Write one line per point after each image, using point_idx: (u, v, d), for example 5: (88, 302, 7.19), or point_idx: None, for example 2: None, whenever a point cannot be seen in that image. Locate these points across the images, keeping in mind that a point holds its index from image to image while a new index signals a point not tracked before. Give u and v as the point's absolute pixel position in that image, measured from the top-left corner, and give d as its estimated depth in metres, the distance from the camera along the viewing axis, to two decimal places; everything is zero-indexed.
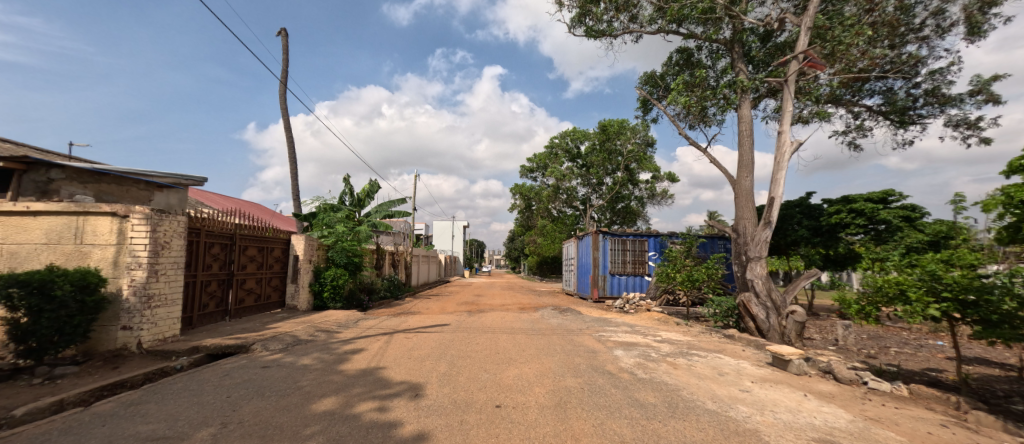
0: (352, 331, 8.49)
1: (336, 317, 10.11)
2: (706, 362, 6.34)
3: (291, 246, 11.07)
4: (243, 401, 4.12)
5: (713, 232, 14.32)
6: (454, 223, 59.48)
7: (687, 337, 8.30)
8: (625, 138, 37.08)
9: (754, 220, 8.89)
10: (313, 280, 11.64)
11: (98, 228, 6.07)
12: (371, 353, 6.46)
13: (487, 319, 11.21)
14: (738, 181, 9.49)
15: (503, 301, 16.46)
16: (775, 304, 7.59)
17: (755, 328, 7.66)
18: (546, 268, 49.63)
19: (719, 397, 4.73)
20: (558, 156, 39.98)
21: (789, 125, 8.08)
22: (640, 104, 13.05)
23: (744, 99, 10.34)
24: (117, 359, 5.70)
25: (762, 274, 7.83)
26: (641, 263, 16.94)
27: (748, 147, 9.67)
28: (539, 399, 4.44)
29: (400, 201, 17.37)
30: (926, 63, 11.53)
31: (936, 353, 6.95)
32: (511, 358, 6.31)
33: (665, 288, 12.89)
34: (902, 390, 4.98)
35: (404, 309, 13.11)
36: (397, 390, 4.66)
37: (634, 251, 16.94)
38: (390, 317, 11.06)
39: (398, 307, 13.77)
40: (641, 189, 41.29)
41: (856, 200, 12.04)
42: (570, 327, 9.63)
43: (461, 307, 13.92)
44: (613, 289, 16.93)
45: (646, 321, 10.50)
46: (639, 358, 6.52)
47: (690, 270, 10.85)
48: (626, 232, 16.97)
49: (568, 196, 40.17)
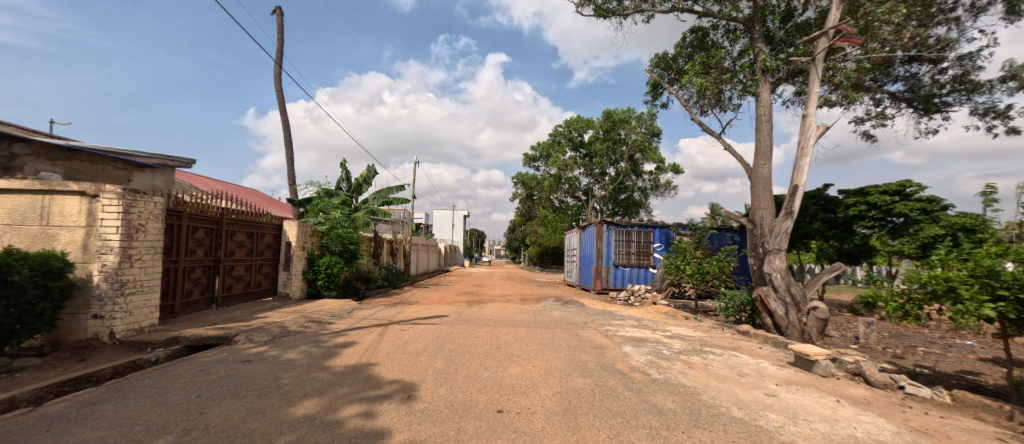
0: (345, 321, 8.05)
1: (329, 306, 9.67)
2: (723, 361, 5.88)
3: (283, 232, 10.59)
4: (213, 403, 3.66)
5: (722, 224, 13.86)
6: (455, 212, 58.98)
7: (699, 333, 7.83)
8: (629, 128, 36.47)
9: (771, 210, 8.39)
10: (307, 268, 11.16)
11: (66, 208, 5.61)
12: (361, 347, 6.01)
13: (487, 310, 10.78)
14: (756, 168, 8.99)
15: (503, 292, 16.04)
16: (795, 299, 7.10)
17: (772, 324, 7.19)
18: (547, 259, 49.28)
19: (743, 402, 4.26)
20: (561, 144, 39.36)
21: (814, 109, 7.51)
22: (650, 88, 12.46)
23: (764, 82, 9.73)
24: (86, 351, 5.23)
25: (781, 267, 7.34)
26: (646, 255, 16.47)
27: (766, 133, 9.13)
28: (546, 402, 3.98)
29: (399, 187, 16.83)
30: (955, 47, 10.93)
31: (967, 354, 6.48)
32: (513, 354, 5.85)
33: (672, 280, 12.46)
34: (943, 397, 4.52)
35: (401, 299, 12.67)
36: (388, 390, 4.20)
37: (639, 242, 16.47)
38: (387, 307, 10.61)
39: (395, 297, 13.33)
40: (644, 180, 40.80)
41: (872, 192, 11.31)
42: (574, 320, 9.19)
43: (460, 298, 13.49)
44: (617, 281, 16.47)
45: (653, 315, 10.05)
46: (651, 356, 6.05)
47: (700, 262, 10.36)
48: (631, 223, 16.53)
49: (570, 186, 39.83)
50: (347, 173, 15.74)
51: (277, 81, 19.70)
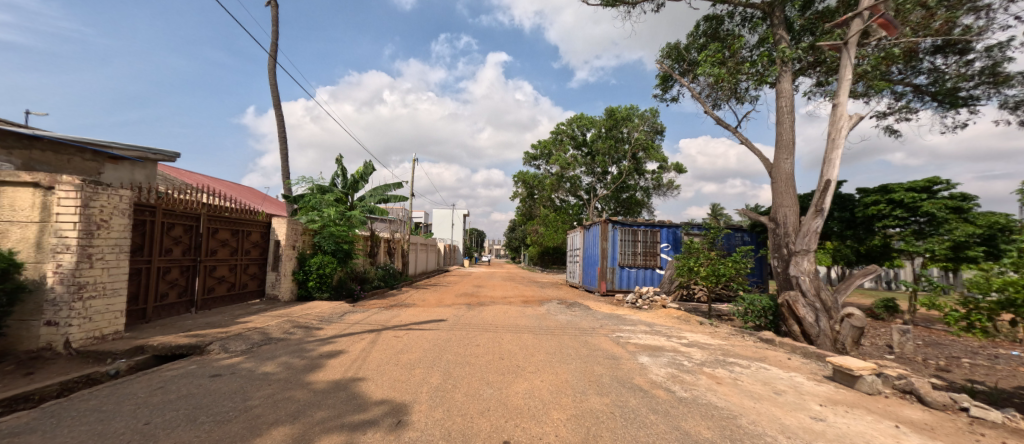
0: (335, 327, 7.43)
1: (319, 309, 9.06)
2: (753, 374, 5.27)
3: (272, 230, 9.98)
4: (161, 433, 3.04)
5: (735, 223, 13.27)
6: (454, 211, 58.39)
7: (718, 341, 7.22)
8: (632, 126, 35.91)
9: (795, 208, 7.80)
10: (297, 268, 10.53)
11: (17, 201, 5.00)
12: (349, 358, 5.39)
13: (488, 313, 10.18)
14: (778, 163, 8.41)
15: (505, 293, 15.44)
16: (825, 305, 6.50)
17: (800, 332, 6.59)
18: (548, 259, 48.68)
19: (789, 428, 3.65)
20: (563, 143, 38.77)
21: (845, 98, 6.91)
22: (660, 80, 11.91)
23: (785, 72, 9.04)
24: (35, 363, 4.60)
25: (810, 270, 6.73)
26: (653, 255, 15.86)
27: (788, 126, 8.54)
28: (561, 430, 3.37)
29: (397, 185, 16.20)
30: (984, 36, 10.32)
31: (1019, 367, 5.86)
32: (519, 367, 5.23)
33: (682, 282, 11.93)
34: (1017, 421, 3.91)
35: (398, 301, 12.05)
36: (374, 414, 3.58)
37: (646, 242, 15.87)
38: (381, 311, 9.99)
39: (391, 298, 12.72)
40: (647, 179, 40.22)
41: (895, 190, 10.74)
42: (582, 326, 8.57)
43: (460, 300, 12.89)
44: (623, 282, 15.86)
45: (665, 320, 9.45)
46: (670, 368, 5.45)
47: (715, 263, 9.73)
48: (637, 222, 15.92)
49: (571, 185, 39.31)
50: (342, 169, 15.09)
51: (272, 74, 19.07)
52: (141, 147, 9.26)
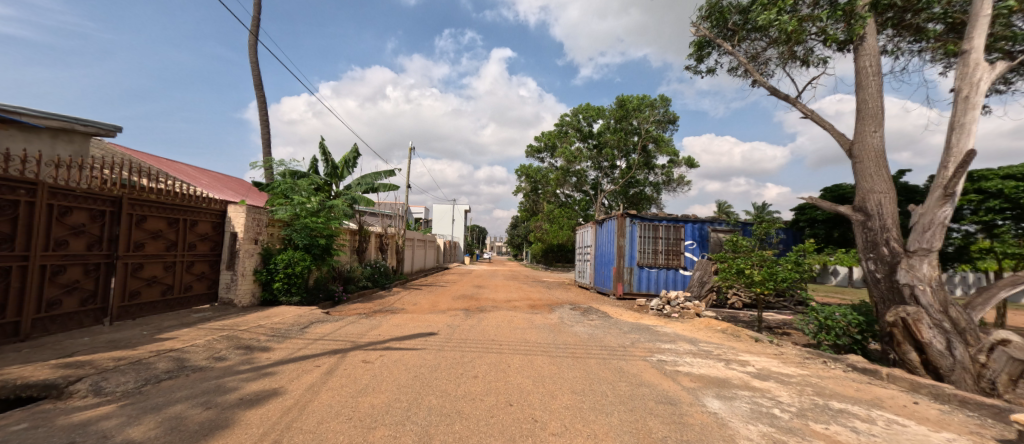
0: (289, 345, 5.64)
1: (280, 318, 7.29)
2: (894, 437, 3.46)
3: (229, 221, 8.22)
4: None
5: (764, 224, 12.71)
6: (455, 206, 56.68)
7: (798, 371, 5.39)
8: (643, 117, 34.16)
9: (892, 194, 6.02)
10: (261, 266, 8.67)
11: None
12: (281, 406, 3.58)
13: (490, 323, 8.40)
14: (860, 138, 6.62)
15: (508, 295, 13.70)
16: (957, 326, 4.73)
17: (921, 363, 4.81)
18: (552, 257, 46.94)
19: None
20: (569, 135, 36.94)
21: (982, 43, 5.11)
22: (696, 47, 10.12)
23: (871, 24, 7.04)
24: None
25: (932, 276, 4.96)
26: (676, 254, 14.05)
27: (875, 91, 6.72)
28: None
29: (388, 173, 14.42)
30: None
31: None
32: (536, 424, 3.43)
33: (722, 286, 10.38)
34: None
35: (384, 306, 10.29)
36: None
37: (667, 239, 14.09)
38: (360, 320, 8.24)
39: (377, 302, 10.96)
40: (656, 174, 38.43)
41: (988, 177, 8.99)
42: (608, 342, 6.78)
43: (457, 304, 11.13)
44: (642, 285, 14.06)
45: (709, 334, 7.63)
46: (763, 425, 3.64)
47: (767, 265, 7.85)
48: (658, 217, 14.18)
49: (577, 179, 37.61)
50: (325, 153, 13.27)
51: (253, 51, 17.31)
52: (64, 116, 7.51)
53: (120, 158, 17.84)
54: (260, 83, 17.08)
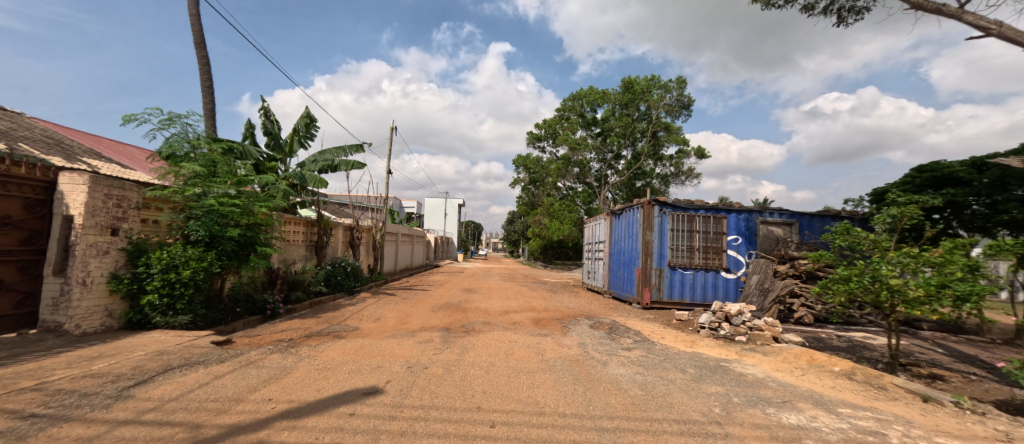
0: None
1: (121, 359, 4.30)
2: None
3: (59, 199, 5.21)
4: None
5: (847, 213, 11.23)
6: (448, 200, 53.54)
7: None
8: (652, 101, 31.31)
9: None
10: (123, 271, 5.64)
11: None
12: None
13: (477, 359, 5.42)
14: None
15: (505, 304, 10.70)
16: None
17: None
18: (551, 254, 44.10)
19: None
20: (571, 122, 34.01)
21: None
22: None
23: None
24: None
25: None
26: (716, 253, 11.13)
27: None
28: None
29: (355, 148, 11.35)
30: None
31: None
32: None
33: (790, 285, 8.63)
34: None
35: (329, 325, 7.28)
36: None
37: (706, 233, 11.16)
38: (273, 353, 5.23)
39: (323, 317, 7.93)
40: (665, 165, 35.55)
41: None
42: (685, 408, 3.81)
43: (434, 319, 8.15)
44: (674, 290, 11.10)
45: (832, 383, 4.70)
46: None
47: (907, 265, 4.85)
48: (695, 205, 11.26)
49: (579, 170, 34.75)
50: (267, 118, 10.20)
51: (193, 2, 14.18)
52: None
53: (37, 132, 14.78)
54: (203, 41, 13.96)
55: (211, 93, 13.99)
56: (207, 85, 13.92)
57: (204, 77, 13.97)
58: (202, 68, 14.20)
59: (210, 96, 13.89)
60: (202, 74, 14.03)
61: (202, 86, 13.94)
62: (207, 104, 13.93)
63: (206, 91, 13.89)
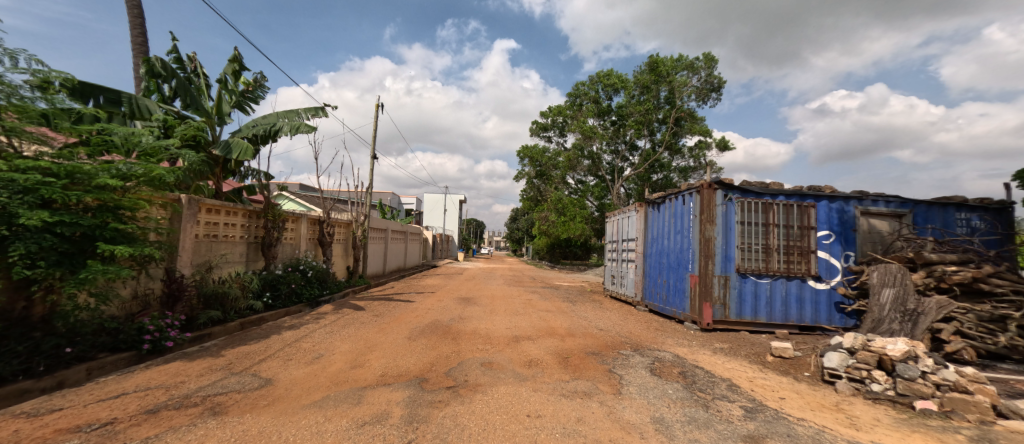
0: None
1: None
2: None
3: None
4: None
5: (983, 203, 8.36)
6: (449, 196, 50.74)
7: None
8: (674, 85, 28.26)
9: None
10: None
11: None
12: None
13: None
14: None
15: (513, 324, 7.76)
16: None
17: None
18: (557, 254, 41.06)
19: None
20: (583, 109, 31.07)
21: None
22: None
23: None
24: None
25: None
26: (802, 254, 8.12)
27: None
28: None
29: (313, 110, 8.45)
30: None
31: None
32: None
33: (950, 306, 5.69)
34: None
35: (222, 373, 4.36)
36: None
37: (787, 228, 8.17)
38: None
39: (229, 356, 5.02)
40: (685, 157, 32.44)
41: None
42: None
43: (404, 358, 5.22)
44: (745, 307, 8.12)
45: None
46: None
47: None
48: (771, 190, 8.27)
49: (592, 162, 31.80)
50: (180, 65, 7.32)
51: None
52: None
53: None
54: None
55: (145, 52, 11.18)
56: (137, 41, 11.08)
57: (134, 33, 11.13)
58: (135, 22, 11.37)
59: (142, 56, 11.06)
60: (133, 29, 11.20)
61: (131, 43, 11.09)
62: (139, 65, 11.11)
63: (137, 49, 11.06)
